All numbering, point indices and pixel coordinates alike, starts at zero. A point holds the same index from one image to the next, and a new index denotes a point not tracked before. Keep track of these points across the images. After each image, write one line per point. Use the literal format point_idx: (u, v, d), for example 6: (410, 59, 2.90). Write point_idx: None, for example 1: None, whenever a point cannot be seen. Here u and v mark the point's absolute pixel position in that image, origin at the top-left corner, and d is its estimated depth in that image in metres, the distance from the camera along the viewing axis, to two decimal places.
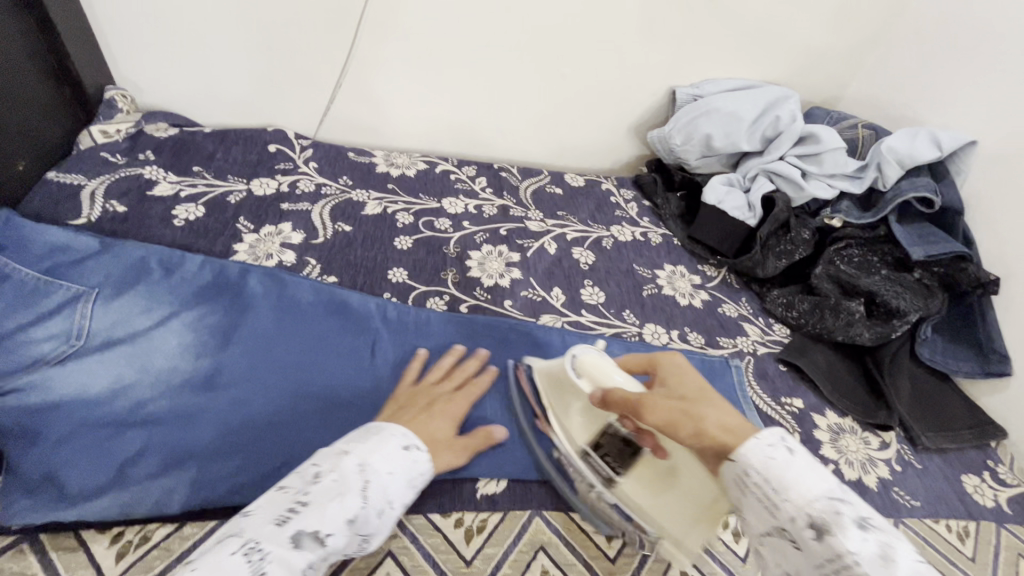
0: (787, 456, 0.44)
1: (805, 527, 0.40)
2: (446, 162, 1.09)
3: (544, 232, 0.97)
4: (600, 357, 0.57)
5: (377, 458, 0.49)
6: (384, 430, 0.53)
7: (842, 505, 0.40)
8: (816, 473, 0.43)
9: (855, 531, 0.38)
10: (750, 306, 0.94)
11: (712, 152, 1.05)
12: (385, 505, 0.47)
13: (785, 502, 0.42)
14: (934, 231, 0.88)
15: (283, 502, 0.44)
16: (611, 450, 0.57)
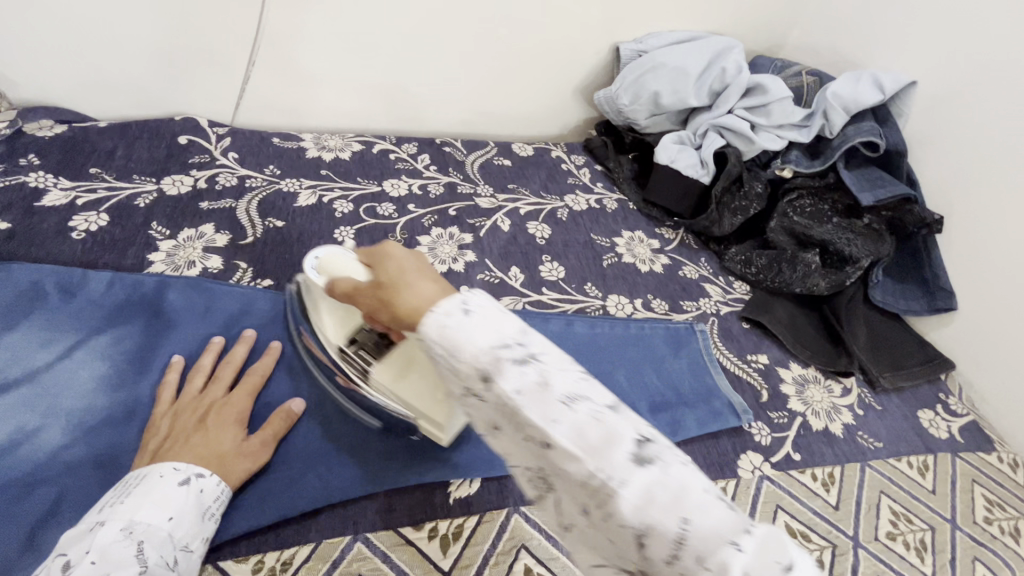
0: (459, 318, 0.38)
1: (476, 380, 0.37)
2: (383, 141, 1.01)
3: (496, 208, 0.92)
4: (342, 253, 0.54)
5: (146, 511, 0.43)
6: (147, 475, 0.46)
7: (516, 350, 0.36)
8: (496, 326, 0.38)
9: (523, 371, 0.35)
10: (709, 266, 0.94)
11: (661, 110, 1.02)
12: (178, 553, 0.43)
13: (461, 359, 0.37)
14: (881, 176, 0.89)
15: None
16: (365, 345, 0.57)
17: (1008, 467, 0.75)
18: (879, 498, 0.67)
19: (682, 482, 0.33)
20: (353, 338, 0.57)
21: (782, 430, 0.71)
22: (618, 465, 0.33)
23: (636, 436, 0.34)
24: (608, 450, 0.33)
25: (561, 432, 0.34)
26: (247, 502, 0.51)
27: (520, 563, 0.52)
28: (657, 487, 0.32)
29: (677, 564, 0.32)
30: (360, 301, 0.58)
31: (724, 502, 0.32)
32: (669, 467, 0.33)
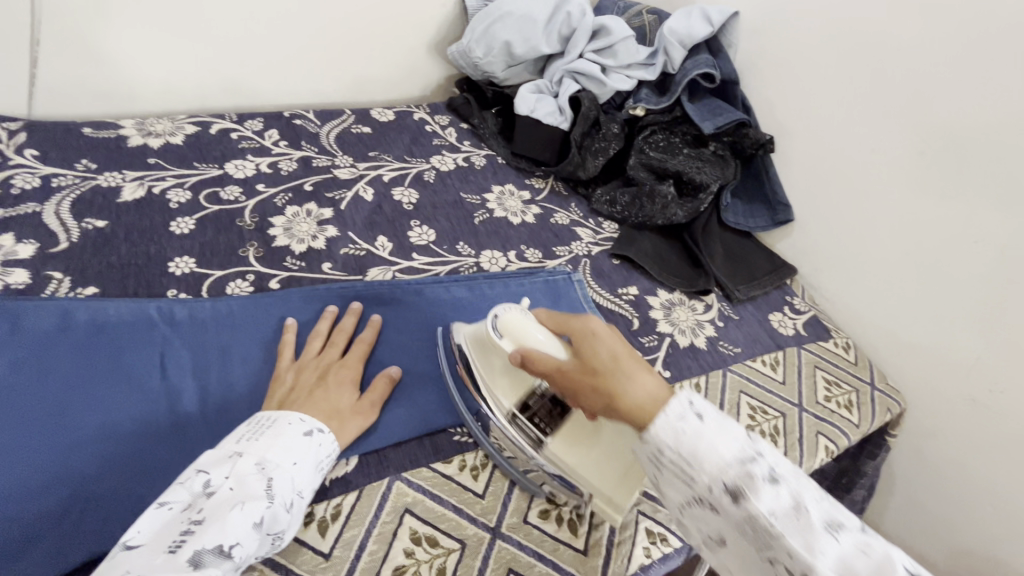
0: (696, 424, 0.41)
1: (721, 494, 0.39)
2: (222, 119, 0.92)
3: (356, 178, 0.88)
4: (524, 317, 0.55)
5: (276, 454, 0.48)
6: (278, 420, 0.51)
7: (753, 466, 0.39)
8: (725, 436, 0.41)
9: (765, 489, 0.38)
10: (579, 211, 0.96)
11: (516, 61, 1.02)
12: (293, 498, 0.47)
13: (700, 473, 0.40)
14: (718, 104, 0.96)
15: (176, 525, 0.42)
16: (541, 411, 0.56)
17: (842, 349, 0.86)
18: (739, 397, 0.74)
19: (883, 554, 0.35)
20: (524, 400, 0.57)
21: (653, 352, 0.76)
22: (809, 542, 0.36)
23: (773, 480, 0.39)
24: (788, 524, 0.37)
25: (748, 502, 0.38)
26: (84, 531, 0.46)
27: (405, 527, 0.52)
28: (846, 561, 0.36)
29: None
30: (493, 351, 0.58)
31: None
32: (865, 543, 0.36)
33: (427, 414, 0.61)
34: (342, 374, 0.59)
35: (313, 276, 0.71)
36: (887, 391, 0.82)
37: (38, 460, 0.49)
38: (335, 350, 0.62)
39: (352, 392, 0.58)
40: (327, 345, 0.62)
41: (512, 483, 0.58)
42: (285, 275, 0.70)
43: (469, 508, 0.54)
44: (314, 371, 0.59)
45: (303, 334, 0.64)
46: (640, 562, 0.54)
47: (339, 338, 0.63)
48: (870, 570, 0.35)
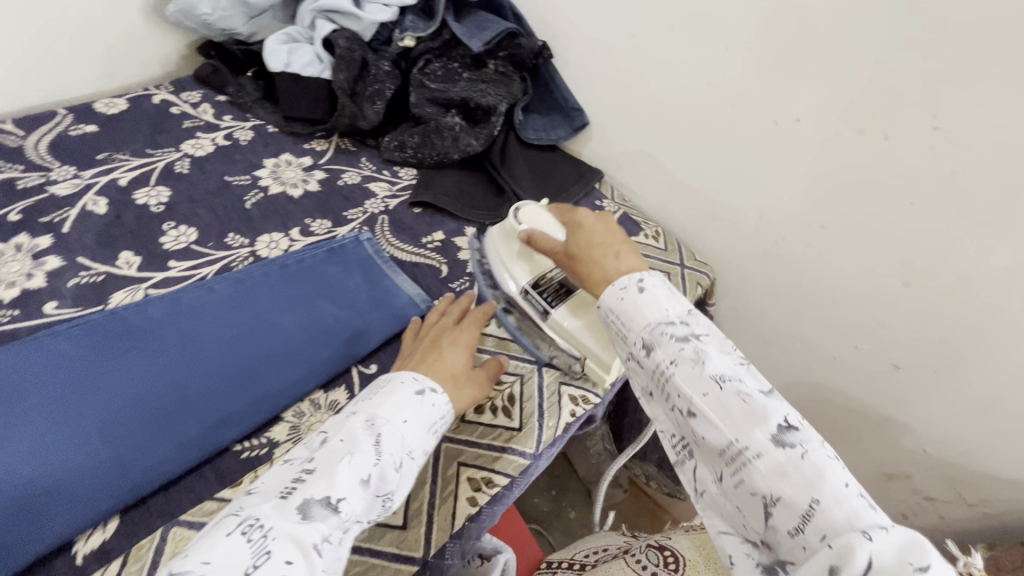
0: (634, 293, 0.48)
1: (639, 345, 0.47)
2: None
3: (82, 189, 0.73)
4: (538, 212, 0.67)
5: (386, 411, 0.49)
6: (394, 379, 0.53)
7: (667, 325, 0.46)
8: (658, 301, 0.48)
9: (673, 342, 0.45)
10: (371, 164, 0.88)
11: (256, 11, 0.89)
12: (402, 458, 0.46)
13: (631, 327, 0.48)
14: (487, 17, 0.89)
15: (290, 474, 0.43)
16: (551, 286, 0.68)
17: (653, 238, 0.88)
18: None
19: (762, 407, 0.41)
20: (536, 280, 0.68)
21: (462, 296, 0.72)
22: (696, 388, 0.43)
23: (683, 337, 0.46)
24: (686, 370, 0.44)
25: (659, 355, 0.46)
26: None
27: None
28: (726, 408, 0.42)
29: (720, 461, 0.42)
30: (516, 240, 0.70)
31: (789, 431, 0.40)
32: (750, 398, 0.42)
33: (201, 435, 0.54)
34: (459, 337, 0.61)
35: (33, 322, 0.59)
36: (696, 267, 0.85)
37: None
38: (451, 320, 0.65)
39: (468, 356, 0.60)
40: (445, 317, 0.65)
41: None
42: None
43: None
44: (427, 342, 0.61)
45: (22, 397, 0.53)
46: (466, 514, 0.53)
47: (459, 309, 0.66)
48: (780, 476, 0.39)
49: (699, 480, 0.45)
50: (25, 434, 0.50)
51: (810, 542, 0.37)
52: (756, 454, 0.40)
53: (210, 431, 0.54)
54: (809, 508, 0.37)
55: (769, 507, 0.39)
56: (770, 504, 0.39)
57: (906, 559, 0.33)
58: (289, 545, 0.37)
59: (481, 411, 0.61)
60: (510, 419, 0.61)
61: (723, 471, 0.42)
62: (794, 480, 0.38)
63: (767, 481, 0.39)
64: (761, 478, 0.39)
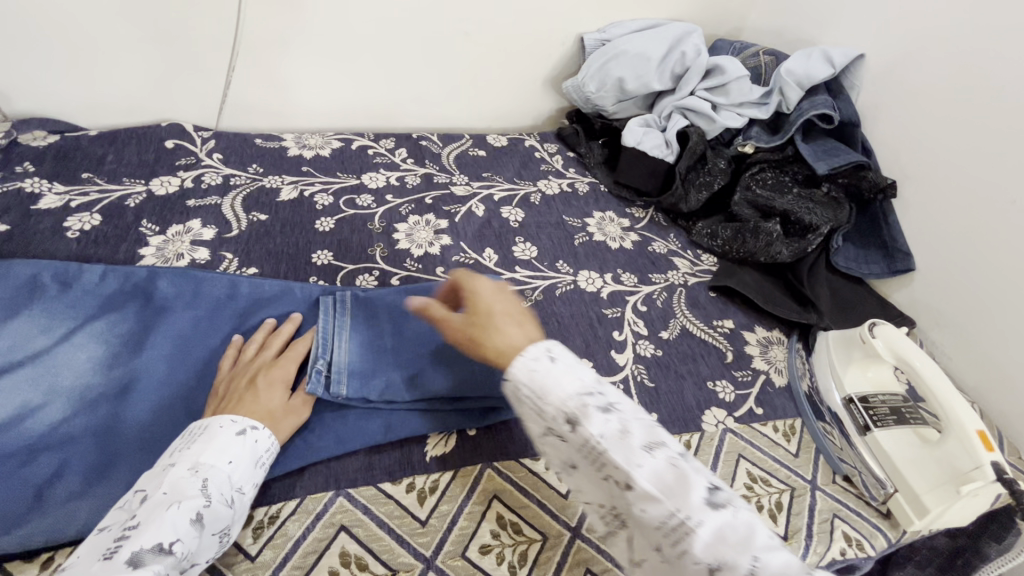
0: (546, 364, 0.50)
1: (563, 422, 0.48)
2: (362, 137, 1.05)
3: (470, 195, 0.97)
4: (901, 334, 0.66)
5: (208, 456, 0.50)
6: (209, 426, 0.53)
7: (588, 399, 0.48)
8: (567, 377, 0.49)
9: (598, 415, 0.47)
10: (678, 241, 0.98)
11: (627, 96, 1.07)
12: (232, 494, 0.49)
13: (549, 400, 0.48)
14: (837, 146, 0.93)
15: (106, 540, 0.44)
16: (879, 409, 0.68)
17: None
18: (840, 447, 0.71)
19: (689, 477, 0.45)
20: (865, 398, 0.69)
21: (746, 386, 0.74)
22: (630, 460, 0.45)
23: (606, 411, 0.48)
24: (615, 445, 0.46)
25: (584, 429, 0.47)
26: None
27: (493, 511, 0.56)
28: (659, 476, 0.45)
29: (655, 532, 0.45)
30: (857, 350, 0.71)
31: (717, 491, 0.45)
32: (678, 464, 0.46)
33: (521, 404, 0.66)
34: (272, 375, 0.60)
35: (427, 277, 0.80)
36: (1019, 466, 0.73)
37: (198, 401, 0.60)
38: (265, 355, 0.63)
39: (283, 392, 0.59)
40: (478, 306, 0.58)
41: None
42: (405, 275, 0.80)
43: (553, 504, 0.58)
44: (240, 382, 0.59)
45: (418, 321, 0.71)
46: None
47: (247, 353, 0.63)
48: (738, 537, 0.43)
49: (637, 550, 0.48)
50: (371, 348, 0.66)
51: None
52: (696, 521, 0.43)
53: (492, 413, 0.64)
54: (750, 568, 0.41)
55: (716, 574, 0.42)
56: (716, 570, 0.42)
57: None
58: None
59: (749, 501, 0.61)
60: (776, 524, 0.60)
61: (663, 543, 0.45)
62: (733, 542, 0.43)
63: (708, 548, 0.43)
64: (702, 546, 0.43)
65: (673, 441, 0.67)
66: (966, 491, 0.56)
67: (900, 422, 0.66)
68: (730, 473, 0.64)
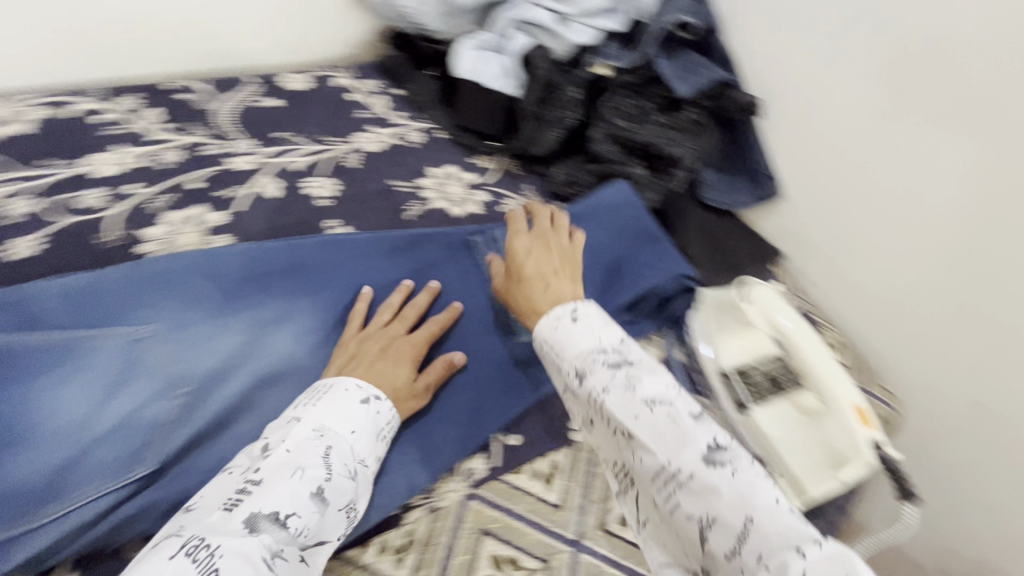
0: (568, 322, 0.47)
1: (573, 377, 0.45)
2: (84, 97, 0.73)
3: (258, 168, 0.72)
4: (777, 297, 0.62)
5: (334, 420, 0.48)
6: (335, 386, 0.51)
7: (600, 355, 0.44)
8: (589, 333, 0.46)
9: (602, 368, 0.43)
10: (534, 194, 0.82)
11: (455, 10, 0.85)
12: (354, 468, 0.47)
13: (565, 354, 0.46)
14: (697, 61, 0.80)
15: (232, 485, 0.42)
16: (757, 382, 0.61)
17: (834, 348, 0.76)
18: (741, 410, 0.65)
19: (688, 432, 0.39)
20: (742, 367, 0.62)
21: None
22: (625, 411, 0.41)
23: (614, 364, 0.44)
24: (615, 396, 0.42)
25: (590, 382, 0.44)
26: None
27: None
28: (657, 430, 0.40)
29: (651, 480, 0.40)
30: (732, 317, 0.64)
31: (717, 450, 0.38)
32: (680, 418, 0.39)
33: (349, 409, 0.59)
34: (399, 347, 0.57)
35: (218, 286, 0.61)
36: (881, 395, 0.74)
37: None
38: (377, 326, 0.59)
39: (410, 368, 0.56)
40: (396, 318, 0.60)
41: (445, 559, 0.49)
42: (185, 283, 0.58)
43: None
44: (375, 345, 0.56)
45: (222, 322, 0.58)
46: None
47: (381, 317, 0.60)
48: (736, 493, 0.36)
49: (643, 507, 0.44)
50: None
51: (747, 565, 0.34)
52: (688, 474, 0.38)
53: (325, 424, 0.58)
54: (743, 526, 0.35)
55: (706, 530, 0.36)
56: (705, 527, 0.36)
57: (838, 572, 0.31)
58: (237, 562, 0.36)
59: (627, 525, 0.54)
60: None
61: (660, 496, 0.40)
62: (728, 498, 0.36)
63: (699, 501, 0.37)
64: (723, 506, 0.36)
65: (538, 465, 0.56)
66: (847, 474, 0.55)
67: (776, 393, 0.60)
68: (601, 492, 0.56)
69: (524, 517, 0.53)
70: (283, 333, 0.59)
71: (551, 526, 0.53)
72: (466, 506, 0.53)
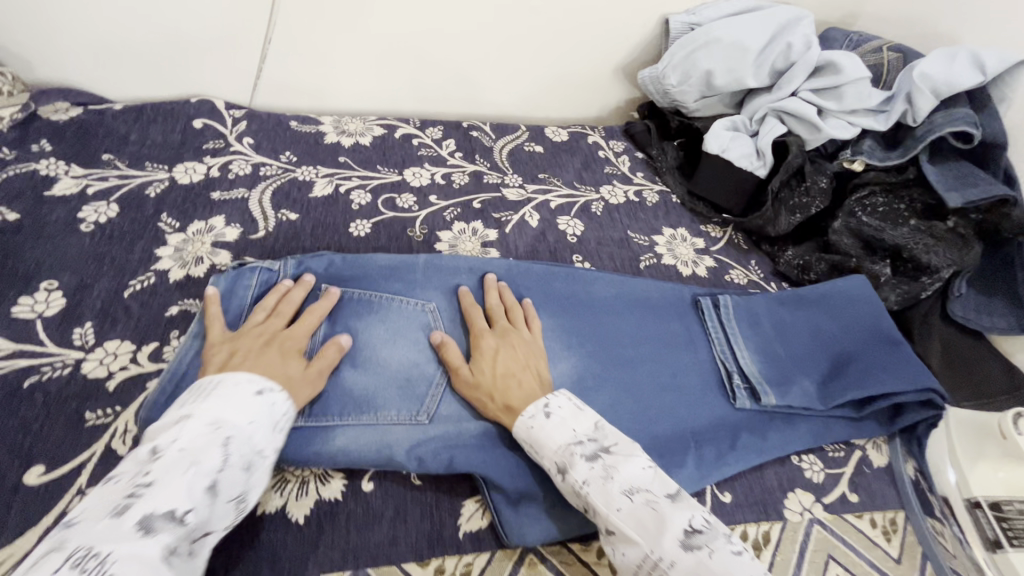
0: (542, 416, 0.53)
1: (556, 472, 0.51)
2: (407, 124, 0.94)
3: (524, 200, 0.85)
4: None
5: (556, 435, 0.52)
6: (223, 381, 0.48)
7: (576, 447, 0.50)
8: (561, 429, 0.52)
9: (583, 463, 0.49)
10: (760, 270, 0.84)
11: (714, 93, 0.92)
12: (250, 458, 0.44)
13: (545, 453, 0.52)
14: (973, 172, 0.76)
15: (116, 492, 0.38)
16: (1015, 523, 0.63)
17: None
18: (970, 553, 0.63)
19: (666, 516, 0.44)
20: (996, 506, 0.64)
21: (838, 465, 0.63)
22: (609, 504, 0.46)
23: (592, 458, 0.49)
24: (598, 489, 0.47)
25: (572, 476, 0.49)
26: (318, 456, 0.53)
27: None
28: (639, 518, 0.45)
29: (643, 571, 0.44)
30: (993, 447, 0.69)
31: (693, 534, 0.44)
32: (657, 504, 0.45)
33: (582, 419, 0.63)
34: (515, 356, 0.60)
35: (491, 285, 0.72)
36: None
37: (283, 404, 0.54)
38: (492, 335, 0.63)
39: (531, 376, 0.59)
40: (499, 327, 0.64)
41: None
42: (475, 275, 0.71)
43: None
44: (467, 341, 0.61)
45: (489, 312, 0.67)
46: None
47: (290, 306, 0.60)
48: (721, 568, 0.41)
49: None
50: (768, 354, 0.70)
51: None
52: (669, 563, 0.42)
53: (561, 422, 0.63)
54: None
55: None
56: None
57: None
58: None
59: None
60: None
61: None
62: None
63: None
64: None
65: (749, 531, 0.57)
66: None
67: None
68: None
69: None
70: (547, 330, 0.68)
71: None
72: None
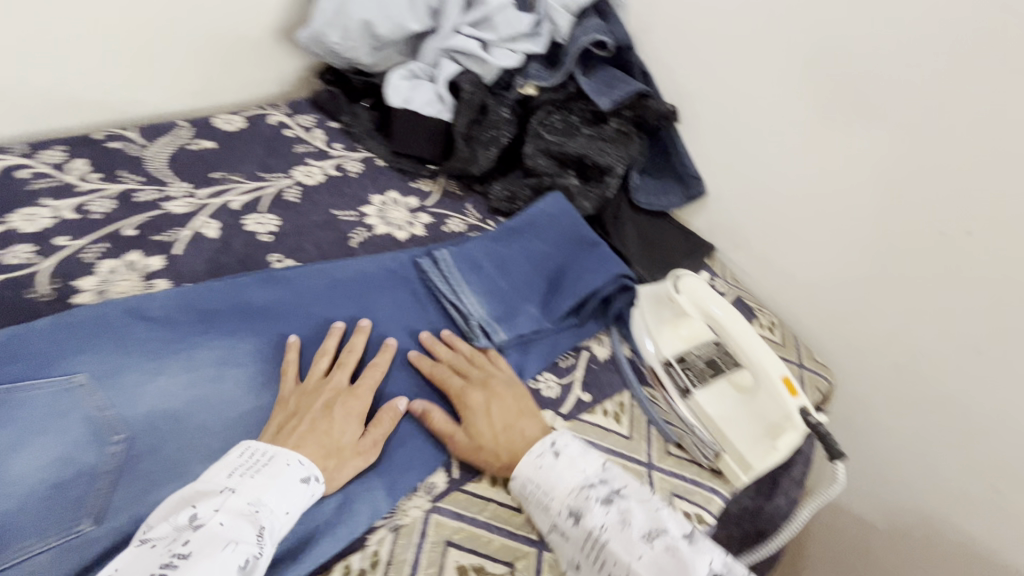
0: (551, 458, 0.55)
1: (567, 517, 0.51)
2: (6, 152, 0.71)
3: (196, 210, 0.72)
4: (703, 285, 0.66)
5: (558, 484, 0.53)
6: (275, 457, 0.49)
7: (591, 490, 0.52)
8: (571, 470, 0.54)
9: (599, 508, 0.51)
10: (477, 213, 0.85)
11: (382, 43, 0.87)
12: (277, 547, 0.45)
13: (553, 498, 0.52)
14: (616, 76, 0.85)
15: (154, 558, 0.41)
16: (695, 366, 0.68)
17: (768, 330, 0.81)
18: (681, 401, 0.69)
19: (687, 560, 0.48)
20: (682, 356, 0.68)
21: (569, 374, 0.68)
22: (631, 552, 0.48)
23: (607, 501, 0.52)
24: (618, 538, 0.49)
25: (586, 522, 0.50)
26: None
27: None
28: (660, 565, 0.48)
29: None
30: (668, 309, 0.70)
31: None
32: (676, 550, 0.48)
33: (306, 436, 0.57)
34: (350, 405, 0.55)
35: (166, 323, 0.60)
36: (814, 369, 0.78)
37: None
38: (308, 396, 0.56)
39: (359, 425, 0.55)
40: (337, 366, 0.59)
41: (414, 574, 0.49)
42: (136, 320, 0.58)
43: None
44: (320, 398, 0.55)
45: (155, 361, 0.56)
46: None
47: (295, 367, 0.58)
48: None
49: None
50: (491, 292, 0.70)
51: None
52: None
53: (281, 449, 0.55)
54: None
55: None
56: None
57: None
58: None
59: None
60: None
61: None
62: None
63: None
64: None
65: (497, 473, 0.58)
66: (784, 442, 0.60)
67: (715, 375, 0.67)
68: None
69: (490, 523, 0.54)
70: (242, 355, 0.59)
71: (517, 529, 0.54)
72: (431, 519, 0.53)
